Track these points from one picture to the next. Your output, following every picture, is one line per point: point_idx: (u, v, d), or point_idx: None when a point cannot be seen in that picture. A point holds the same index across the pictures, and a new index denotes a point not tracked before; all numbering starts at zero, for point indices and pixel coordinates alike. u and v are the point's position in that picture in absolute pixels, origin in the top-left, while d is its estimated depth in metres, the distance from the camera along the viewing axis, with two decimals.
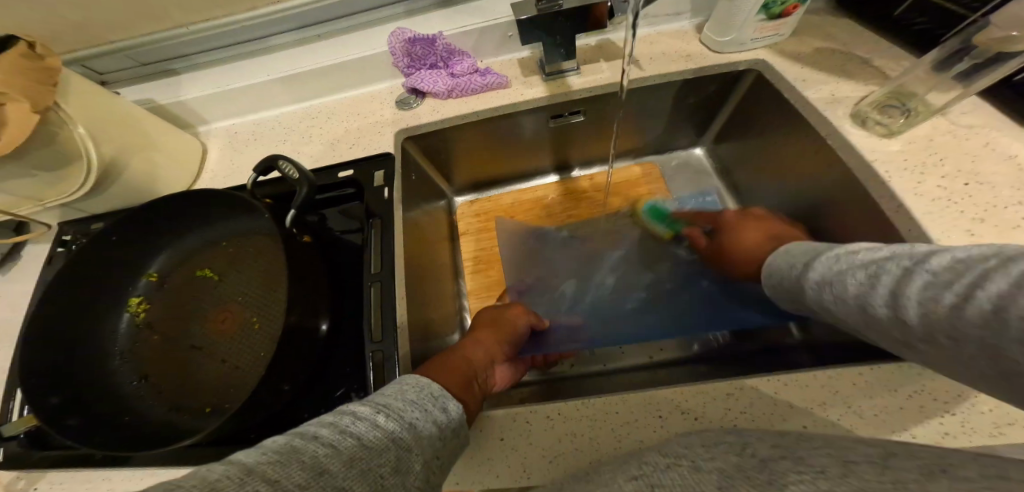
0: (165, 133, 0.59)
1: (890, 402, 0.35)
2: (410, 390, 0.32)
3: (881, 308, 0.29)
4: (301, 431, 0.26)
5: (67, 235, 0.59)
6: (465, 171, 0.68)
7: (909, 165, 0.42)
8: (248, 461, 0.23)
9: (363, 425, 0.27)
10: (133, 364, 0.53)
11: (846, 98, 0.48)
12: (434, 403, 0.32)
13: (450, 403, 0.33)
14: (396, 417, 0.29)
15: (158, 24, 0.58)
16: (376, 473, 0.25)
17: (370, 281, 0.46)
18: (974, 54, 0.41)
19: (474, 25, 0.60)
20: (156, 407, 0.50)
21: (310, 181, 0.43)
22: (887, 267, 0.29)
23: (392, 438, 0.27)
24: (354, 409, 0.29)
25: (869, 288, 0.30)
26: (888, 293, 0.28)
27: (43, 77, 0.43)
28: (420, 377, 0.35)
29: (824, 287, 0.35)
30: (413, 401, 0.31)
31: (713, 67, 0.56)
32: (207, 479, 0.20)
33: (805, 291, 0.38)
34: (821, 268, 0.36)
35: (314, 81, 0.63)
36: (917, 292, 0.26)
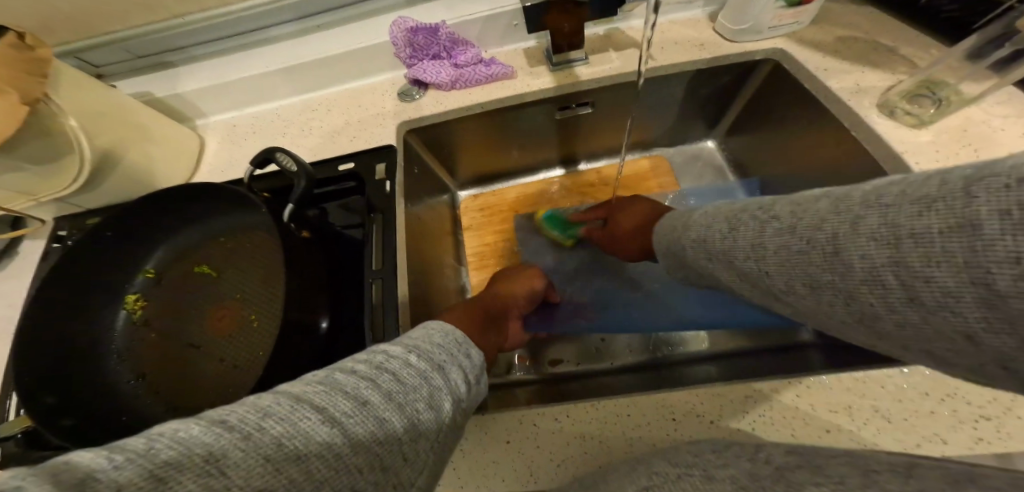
0: (161, 125, 0.57)
1: (921, 406, 0.34)
2: (437, 334, 0.30)
3: (757, 267, 0.26)
4: (339, 366, 0.24)
5: (63, 230, 0.57)
6: (468, 164, 0.66)
7: (942, 157, 0.39)
8: (294, 391, 0.21)
9: (398, 363, 0.25)
10: (130, 362, 0.51)
11: (873, 88, 0.46)
12: (459, 349, 0.30)
13: (474, 351, 0.31)
14: (427, 356, 0.27)
15: (153, 13, 0.57)
16: (412, 409, 0.24)
17: (372, 277, 0.45)
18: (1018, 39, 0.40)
19: (479, 14, 0.58)
20: (154, 406, 0.48)
21: (309, 173, 0.41)
22: (761, 218, 0.27)
23: (426, 375, 0.26)
24: (386, 348, 0.27)
25: (743, 240, 0.28)
26: (761, 242, 0.26)
27: (31, 68, 0.41)
28: (445, 324, 0.33)
29: (716, 239, 0.31)
30: (441, 343, 0.29)
31: (727, 57, 0.54)
32: (257, 407, 0.20)
33: (691, 253, 0.35)
34: (712, 222, 0.32)
35: (313, 73, 0.61)
36: (783, 229, 0.24)
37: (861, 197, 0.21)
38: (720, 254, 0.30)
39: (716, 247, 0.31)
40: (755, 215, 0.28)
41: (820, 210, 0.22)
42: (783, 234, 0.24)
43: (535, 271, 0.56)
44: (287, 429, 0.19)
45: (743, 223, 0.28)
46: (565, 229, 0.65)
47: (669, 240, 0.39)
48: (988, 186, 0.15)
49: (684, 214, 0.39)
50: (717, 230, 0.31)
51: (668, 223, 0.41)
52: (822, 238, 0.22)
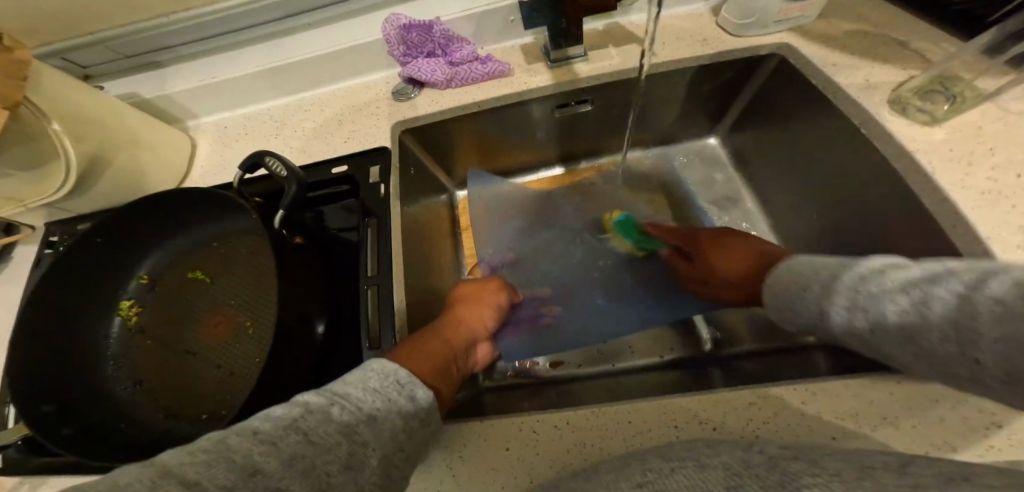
0: (150, 128, 0.56)
1: (932, 415, 0.33)
2: (374, 377, 0.30)
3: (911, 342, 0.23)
4: (240, 427, 0.23)
5: (55, 237, 0.56)
6: (465, 164, 0.65)
7: (955, 154, 0.38)
8: (172, 461, 0.20)
9: (313, 421, 0.25)
10: (128, 368, 0.51)
11: (883, 84, 0.44)
12: (400, 391, 0.30)
13: (420, 390, 0.31)
14: (352, 408, 0.26)
15: (140, 12, 0.55)
16: (321, 472, 0.22)
17: (368, 284, 0.44)
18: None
19: (475, 10, 0.56)
20: (153, 412, 0.48)
21: (299, 178, 0.40)
22: (856, 284, 0.28)
23: (346, 431, 0.25)
24: (306, 401, 0.26)
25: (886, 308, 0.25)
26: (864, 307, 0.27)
27: (7, 70, 0.38)
28: (386, 361, 0.32)
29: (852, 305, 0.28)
30: (376, 390, 0.29)
31: (730, 52, 0.52)
32: (118, 481, 0.18)
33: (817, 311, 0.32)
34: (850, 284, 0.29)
35: (306, 72, 0.60)
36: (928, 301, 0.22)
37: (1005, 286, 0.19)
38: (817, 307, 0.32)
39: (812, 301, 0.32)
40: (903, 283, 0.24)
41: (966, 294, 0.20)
42: (872, 302, 0.26)
43: (501, 282, 0.55)
44: None
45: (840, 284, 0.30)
46: (638, 237, 0.61)
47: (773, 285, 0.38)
48: None
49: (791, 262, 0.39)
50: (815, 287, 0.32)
51: (771, 267, 0.41)
52: (905, 308, 0.23)
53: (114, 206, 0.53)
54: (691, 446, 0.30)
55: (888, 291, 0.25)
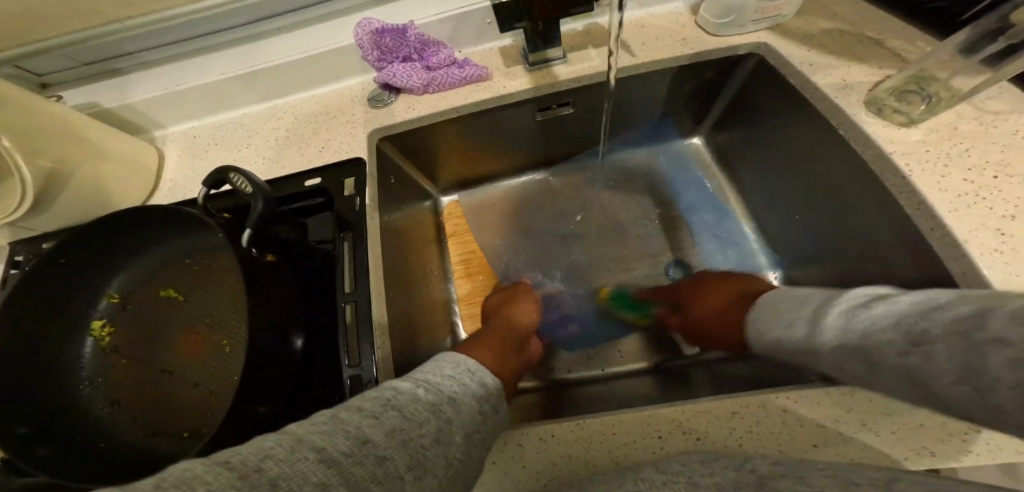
0: (115, 139, 0.53)
1: (910, 420, 0.33)
2: (448, 366, 0.33)
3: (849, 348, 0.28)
4: (346, 405, 0.25)
5: (19, 255, 0.54)
6: (448, 171, 0.63)
7: (932, 157, 0.38)
8: (299, 432, 0.21)
9: (406, 398, 0.27)
10: (105, 389, 0.49)
11: (860, 84, 0.44)
12: (471, 377, 0.32)
13: (487, 378, 0.33)
14: (435, 390, 0.29)
15: (98, 18, 0.53)
16: (418, 445, 0.24)
17: (345, 301, 0.42)
18: (1009, 34, 0.37)
19: (450, 13, 0.55)
20: (130, 431, 0.46)
21: (265, 193, 0.38)
22: (845, 305, 0.30)
23: (434, 409, 0.27)
24: (394, 385, 0.28)
25: (836, 324, 0.29)
26: (848, 322, 0.28)
27: None
28: (455, 354, 0.35)
29: (803, 324, 0.33)
30: (452, 376, 0.31)
31: (710, 52, 0.52)
32: (261, 449, 0.20)
33: (784, 332, 0.36)
34: (799, 310, 0.35)
35: (277, 78, 0.58)
36: (867, 315, 0.27)
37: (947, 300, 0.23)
38: (841, 349, 0.28)
39: (830, 343, 0.29)
40: (854, 303, 0.29)
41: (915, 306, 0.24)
42: (828, 319, 0.31)
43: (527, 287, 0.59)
44: (286, 470, 0.18)
45: (873, 320, 0.26)
46: (638, 308, 0.58)
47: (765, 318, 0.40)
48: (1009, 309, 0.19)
49: (797, 303, 0.37)
50: (836, 325, 0.29)
51: (776, 308, 0.39)
52: (855, 323, 0.28)
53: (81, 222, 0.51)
54: (676, 461, 0.30)
55: (936, 332, 0.22)
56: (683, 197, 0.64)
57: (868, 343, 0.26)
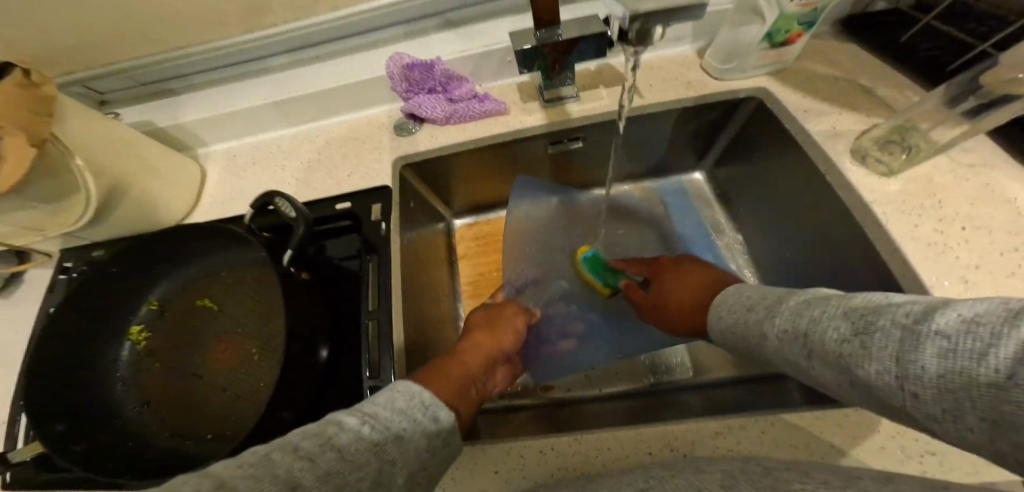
0: (166, 158, 0.59)
1: (874, 442, 0.36)
2: (400, 397, 0.30)
3: (794, 335, 0.29)
4: (282, 443, 0.24)
5: (69, 262, 0.59)
6: (463, 196, 0.68)
7: (908, 207, 0.41)
8: (224, 477, 0.21)
9: (348, 437, 0.25)
10: (134, 390, 0.53)
11: (848, 132, 0.48)
12: (423, 412, 0.30)
13: (442, 411, 0.31)
14: (381, 427, 0.27)
15: (161, 45, 0.59)
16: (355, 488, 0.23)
17: (368, 318, 0.46)
18: (979, 93, 0.40)
19: (473, 51, 0.60)
20: (158, 431, 0.51)
21: (307, 218, 0.43)
22: (794, 299, 0.31)
23: (377, 450, 0.25)
24: (340, 419, 0.27)
25: (784, 314, 0.31)
26: (800, 312, 0.29)
27: (41, 108, 0.40)
28: (411, 383, 0.32)
29: (753, 314, 0.34)
30: (402, 410, 0.29)
31: (712, 95, 0.56)
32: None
33: (740, 319, 0.36)
34: (757, 300, 0.35)
35: (313, 105, 0.63)
36: (819, 307, 0.28)
37: (888, 300, 0.24)
38: (787, 333, 0.29)
39: (777, 329, 0.31)
40: (804, 297, 0.30)
41: (861, 303, 0.25)
42: (775, 312, 0.32)
43: (516, 309, 0.57)
44: None
45: (826, 309, 0.27)
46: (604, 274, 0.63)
47: (724, 313, 0.39)
48: (950, 310, 0.20)
49: (762, 292, 0.36)
50: (786, 314, 0.30)
51: (736, 295, 0.39)
52: (803, 315, 0.29)
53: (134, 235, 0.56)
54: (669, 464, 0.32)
55: (878, 325, 0.23)
56: (685, 229, 0.66)
57: (814, 329, 0.27)
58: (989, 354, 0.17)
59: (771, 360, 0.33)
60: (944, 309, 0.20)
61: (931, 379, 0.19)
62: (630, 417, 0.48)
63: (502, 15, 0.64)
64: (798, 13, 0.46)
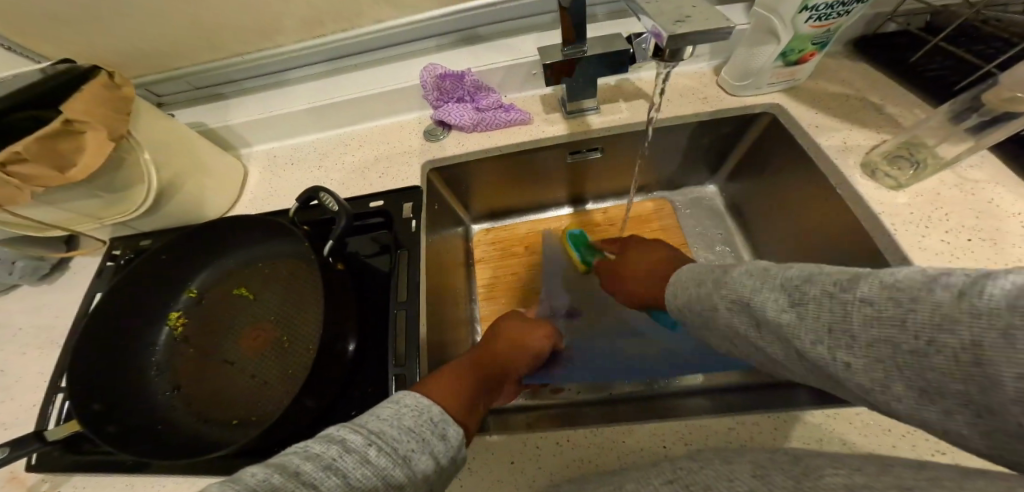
0: (216, 156, 0.63)
1: (885, 440, 0.38)
2: (408, 416, 0.31)
3: (740, 301, 0.32)
4: (283, 464, 0.25)
5: (117, 250, 0.64)
6: (482, 201, 0.71)
7: (915, 219, 0.43)
8: None
9: (354, 460, 0.26)
10: (168, 374, 0.57)
11: (858, 147, 0.50)
12: (433, 431, 0.31)
13: (451, 429, 0.32)
14: (389, 449, 0.27)
15: (220, 52, 0.66)
16: None
17: (398, 307, 0.50)
18: (981, 111, 0.42)
19: (500, 64, 0.64)
20: (186, 417, 0.53)
21: (348, 212, 0.47)
22: (738, 269, 0.34)
23: (383, 476, 0.26)
24: (344, 437, 0.27)
25: (731, 284, 0.33)
26: (743, 281, 0.32)
27: (119, 106, 0.46)
28: (420, 398, 0.34)
29: (705, 290, 0.37)
30: (410, 430, 0.30)
31: (728, 110, 0.58)
32: None
33: (697, 302, 0.38)
34: (709, 276, 0.38)
35: (349, 110, 0.68)
36: (761, 274, 0.31)
37: (819, 269, 0.27)
38: (735, 304, 0.32)
39: (727, 301, 0.33)
40: (745, 267, 0.33)
41: (796, 274, 0.28)
42: (723, 282, 0.34)
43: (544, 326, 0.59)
44: None
45: (766, 281, 0.30)
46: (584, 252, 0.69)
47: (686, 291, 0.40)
48: (870, 280, 0.23)
49: (709, 269, 0.39)
50: (732, 285, 0.33)
51: (689, 275, 0.41)
52: (746, 282, 0.32)
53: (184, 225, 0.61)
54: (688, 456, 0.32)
55: (810, 295, 0.26)
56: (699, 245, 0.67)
57: (756, 300, 0.30)
58: (909, 324, 0.20)
59: (723, 330, 0.35)
60: (866, 278, 0.23)
61: (861, 345, 0.23)
62: (639, 413, 0.48)
63: (528, 31, 0.70)
64: (813, 34, 0.49)
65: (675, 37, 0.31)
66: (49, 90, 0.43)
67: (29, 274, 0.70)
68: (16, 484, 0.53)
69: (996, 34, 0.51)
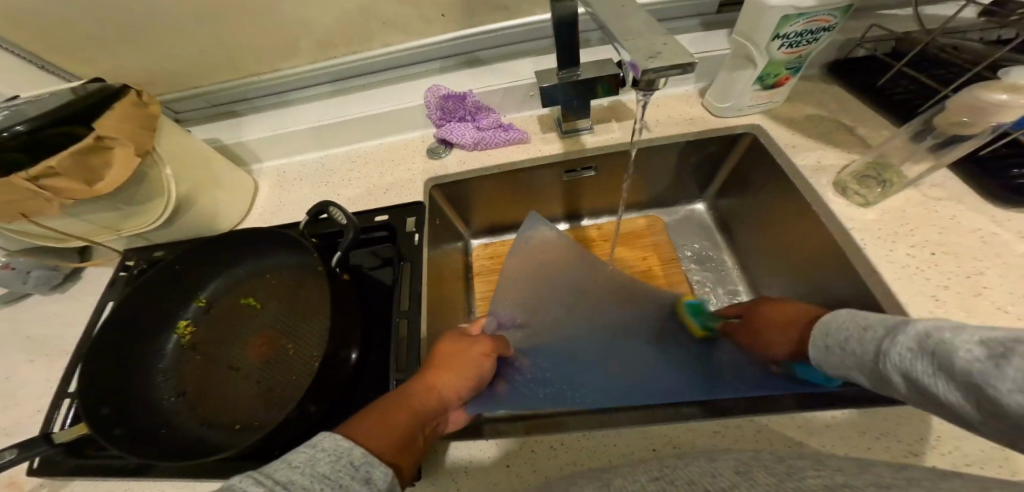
0: (229, 171, 0.67)
1: (860, 443, 0.39)
2: (323, 461, 0.28)
3: (927, 383, 0.24)
4: None
5: (131, 260, 0.67)
6: (482, 216, 0.74)
7: (883, 234, 0.46)
8: None
9: None
10: (173, 381, 0.59)
11: (832, 167, 0.53)
12: (353, 475, 0.28)
13: (372, 473, 0.29)
14: None
15: (236, 73, 0.71)
16: None
17: (400, 316, 0.52)
18: (934, 133, 0.46)
19: (500, 86, 0.68)
20: (188, 422, 0.55)
21: (356, 225, 0.50)
22: (924, 340, 0.25)
23: None
24: (250, 488, 0.24)
25: (914, 361, 0.25)
26: (928, 365, 0.24)
27: (146, 124, 0.50)
28: (337, 439, 0.30)
29: (873, 355, 0.29)
30: (329, 475, 0.27)
31: (713, 131, 0.62)
32: None
33: (855, 354, 0.32)
34: (869, 336, 0.30)
35: (355, 129, 0.72)
36: (949, 360, 0.23)
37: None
38: (926, 391, 0.25)
39: (909, 380, 0.26)
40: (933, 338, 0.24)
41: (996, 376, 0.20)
42: (900, 355, 0.26)
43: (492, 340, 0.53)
44: None
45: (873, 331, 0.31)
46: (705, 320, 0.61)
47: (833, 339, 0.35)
48: None
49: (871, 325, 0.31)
50: (917, 368, 0.25)
51: (851, 326, 0.34)
52: (935, 369, 0.24)
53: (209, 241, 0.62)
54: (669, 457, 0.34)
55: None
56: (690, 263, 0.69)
57: (954, 401, 0.23)
58: None
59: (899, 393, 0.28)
60: None
61: (931, 373, 0.24)
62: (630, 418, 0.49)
63: (526, 55, 0.74)
64: (785, 60, 0.53)
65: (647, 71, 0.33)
66: (84, 109, 0.44)
67: (43, 283, 0.73)
68: (17, 487, 0.54)
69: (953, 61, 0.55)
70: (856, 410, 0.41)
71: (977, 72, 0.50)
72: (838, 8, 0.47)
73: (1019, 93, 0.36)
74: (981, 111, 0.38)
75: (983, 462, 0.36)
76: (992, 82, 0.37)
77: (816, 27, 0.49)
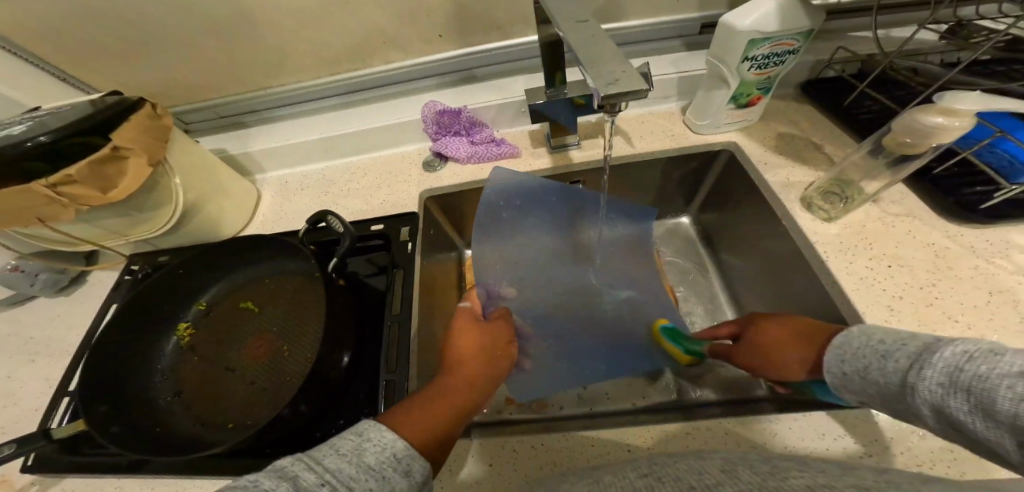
0: (234, 180, 0.70)
1: (821, 443, 0.41)
2: (370, 452, 0.31)
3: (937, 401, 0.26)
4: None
5: (136, 265, 0.70)
6: (475, 227, 0.77)
7: (844, 248, 0.49)
8: None
9: None
10: (170, 381, 0.61)
11: (800, 183, 0.56)
12: (395, 467, 0.31)
13: (416, 464, 0.32)
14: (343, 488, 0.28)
15: (243, 87, 0.75)
16: None
17: (392, 320, 0.55)
18: (886, 152, 0.49)
19: (493, 102, 0.72)
20: (183, 421, 0.57)
21: (352, 233, 0.53)
22: (952, 361, 0.25)
23: None
24: (298, 474, 0.27)
25: (932, 380, 0.26)
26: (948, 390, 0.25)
27: (160, 135, 0.54)
28: (384, 430, 0.33)
29: (886, 373, 0.30)
30: (370, 467, 0.30)
31: (693, 147, 0.65)
32: None
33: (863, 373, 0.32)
34: (890, 351, 0.31)
35: (355, 141, 0.75)
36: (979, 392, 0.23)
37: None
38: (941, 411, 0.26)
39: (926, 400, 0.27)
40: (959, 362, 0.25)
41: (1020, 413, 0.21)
42: (920, 374, 0.27)
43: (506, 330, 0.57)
44: None
45: (892, 350, 0.31)
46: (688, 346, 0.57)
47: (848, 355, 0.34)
48: None
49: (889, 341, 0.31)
50: (936, 389, 0.26)
51: (864, 341, 0.33)
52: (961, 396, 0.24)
53: (208, 246, 0.65)
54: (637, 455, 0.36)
55: None
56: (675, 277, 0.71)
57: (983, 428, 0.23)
58: None
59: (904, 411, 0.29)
60: None
61: (966, 411, 0.24)
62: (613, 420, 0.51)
63: (520, 73, 0.78)
64: (756, 81, 0.56)
65: (606, 96, 0.36)
66: (103, 122, 0.48)
67: (50, 286, 0.76)
68: (7, 486, 0.56)
69: (911, 83, 0.59)
70: (815, 413, 0.43)
71: (931, 94, 0.54)
72: (800, 33, 0.51)
73: (954, 116, 0.39)
74: (921, 133, 0.41)
75: (931, 462, 0.39)
76: (929, 107, 0.41)
77: (782, 51, 0.53)
